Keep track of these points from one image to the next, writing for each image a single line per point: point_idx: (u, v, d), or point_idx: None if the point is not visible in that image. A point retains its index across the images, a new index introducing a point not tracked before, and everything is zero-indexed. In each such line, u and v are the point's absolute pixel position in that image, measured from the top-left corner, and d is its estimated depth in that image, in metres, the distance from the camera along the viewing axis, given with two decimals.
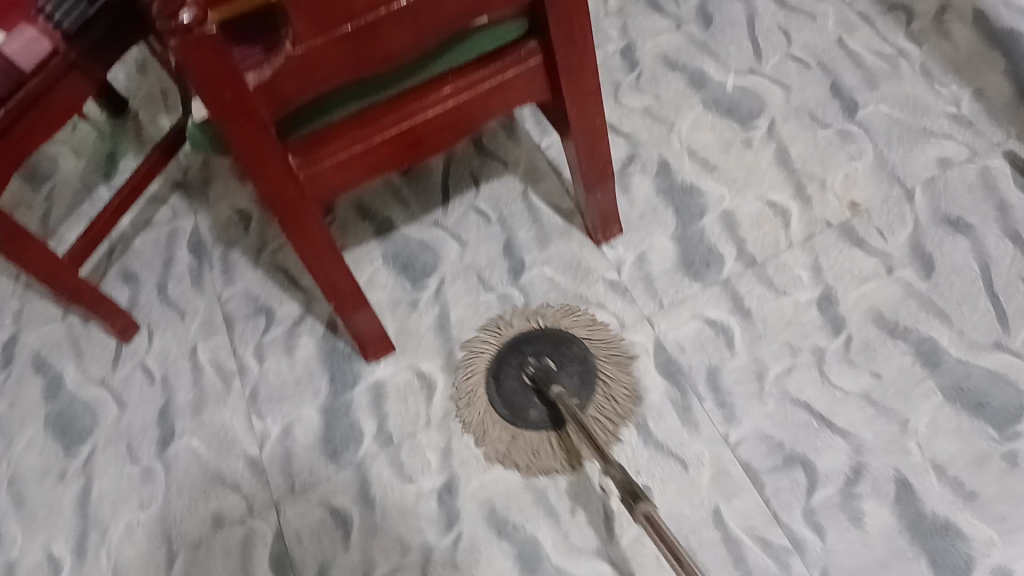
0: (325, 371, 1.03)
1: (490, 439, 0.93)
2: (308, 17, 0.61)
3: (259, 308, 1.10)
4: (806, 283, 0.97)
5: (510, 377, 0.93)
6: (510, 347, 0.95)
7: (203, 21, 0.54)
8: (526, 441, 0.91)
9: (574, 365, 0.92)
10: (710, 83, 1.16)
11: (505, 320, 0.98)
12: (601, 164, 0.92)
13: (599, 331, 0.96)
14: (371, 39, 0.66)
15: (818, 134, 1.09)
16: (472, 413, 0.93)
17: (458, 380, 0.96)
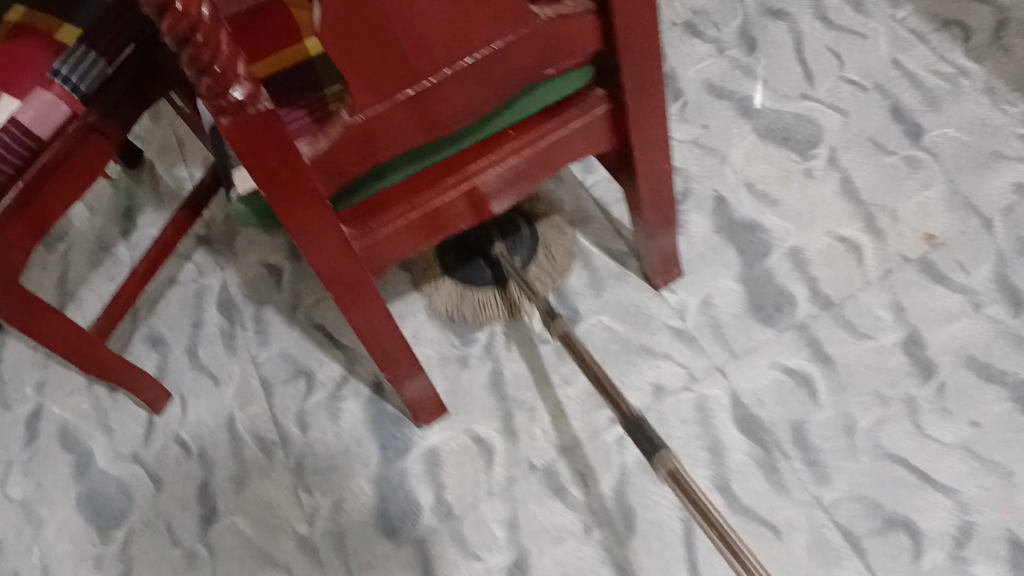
0: (374, 438, 0.97)
1: (441, 297, 1.02)
2: (369, 83, 0.55)
3: (299, 371, 1.03)
4: (889, 324, 0.92)
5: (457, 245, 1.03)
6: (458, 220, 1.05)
7: (256, 97, 0.48)
8: (471, 296, 1.00)
9: (518, 233, 1.02)
10: (761, 110, 1.10)
11: None
12: (665, 209, 0.86)
13: (541, 207, 1.07)
14: (435, 101, 0.60)
15: (882, 161, 1.03)
16: (424, 276, 1.04)
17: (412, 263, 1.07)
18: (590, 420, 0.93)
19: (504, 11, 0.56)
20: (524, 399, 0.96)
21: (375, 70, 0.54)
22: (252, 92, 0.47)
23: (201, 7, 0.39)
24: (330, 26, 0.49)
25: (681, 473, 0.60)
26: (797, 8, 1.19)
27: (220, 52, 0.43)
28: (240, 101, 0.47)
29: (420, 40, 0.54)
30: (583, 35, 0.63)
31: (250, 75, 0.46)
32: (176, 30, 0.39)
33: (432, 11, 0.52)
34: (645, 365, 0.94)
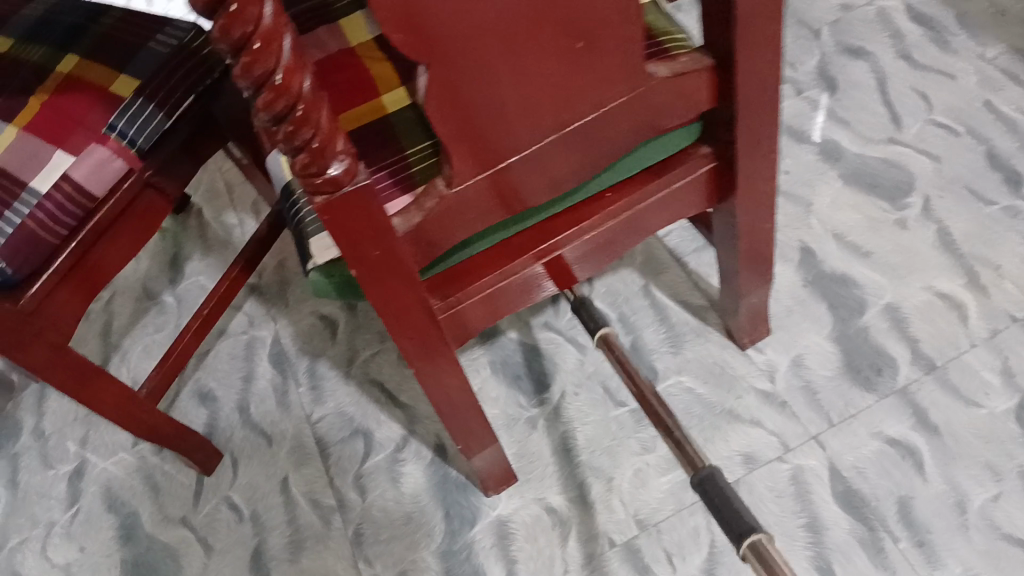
0: (437, 505, 0.90)
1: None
2: (470, 148, 0.51)
3: (356, 431, 0.97)
4: (998, 389, 0.84)
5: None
6: None
7: (353, 172, 0.44)
8: None
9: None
10: (845, 155, 1.04)
11: None
12: (761, 266, 0.81)
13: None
14: (535, 166, 0.56)
15: (981, 212, 0.96)
16: None
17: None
18: (675, 491, 0.86)
19: (616, 71, 0.52)
20: (599, 466, 0.89)
21: (477, 134, 0.50)
22: (349, 168, 0.43)
23: (302, 81, 0.37)
24: (440, 94, 0.46)
25: (615, 345, 0.80)
26: (878, 47, 1.13)
27: (322, 130, 0.40)
28: (337, 179, 0.43)
29: (527, 102, 0.50)
30: (693, 94, 0.59)
31: (348, 150, 0.43)
32: (273, 106, 0.37)
33: (543, 73, 0.49)
34: (733, 432, 0.87)
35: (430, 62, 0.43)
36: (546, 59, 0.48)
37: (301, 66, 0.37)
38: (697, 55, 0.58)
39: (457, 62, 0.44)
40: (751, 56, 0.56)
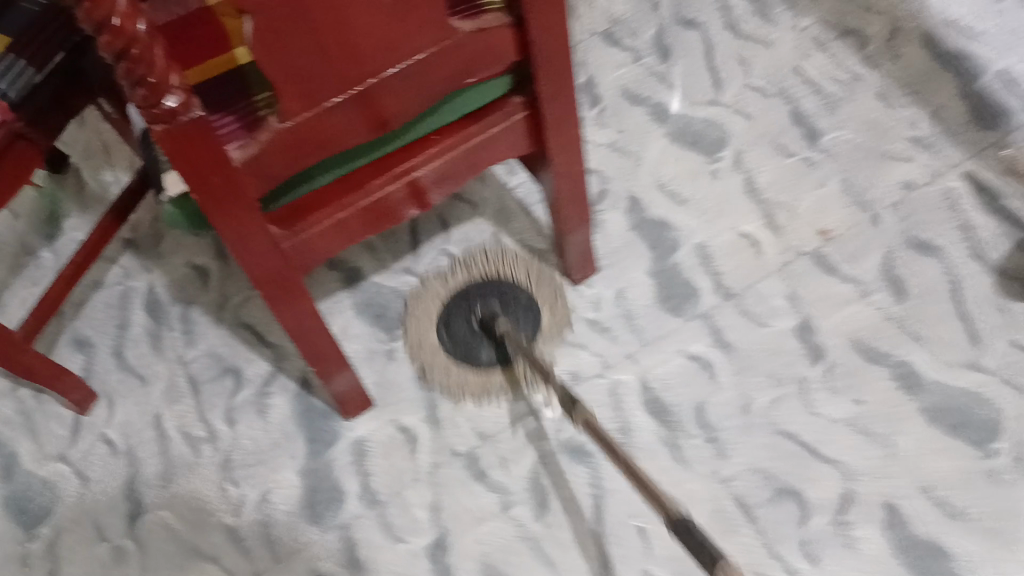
0: (301, 431, 0.99)
1: (441, 374, 0.99)
2: (294, 88, 0.59)
3: (225, 369, 1.05)
4: (783, 311, 0.98)
5: (460, 323, 1.00)
6: (457, 299, 1.02)
7: (187, 104, 0.52)
8: (476, 377, 0.98)
9: (520, 304, 1.02)
10: (672, 114, 1.16)
11: (451, 277, 1.06)
12: (581, 206, 0.92)
13: (534, 272, 1.05)
14: (360, 106, 0.64)
15: (783, 162, 1.09)
16: (435, 365, 1.00)
17: (416, 308, 1.04)
18: (512, 408, 0.97)
19: (421, 24, 0.61)
20: (448, 389, 1.00)
21: (299, 75, 0.58)
22: (184, 101, 0.51)
23: (135, 23, 0.45)
24: (262, 37, 0.54)
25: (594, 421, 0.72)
26: (708, 18, 1.25)
27: (155, 66, 0.48)
28: (173, 109, 0.52)
29: (342, 49, 0.59)
30: (500, 47, 0.69)
31: (182, 86, 0.51)
32: (113, 45, 0.45)
33: (352, 23, 0.57)
34: (563, 355, 0.99)
35: (251, 10, 0.51)
36: (354, 9, 0.56)
37: (135, 10, 0.45)
38: (500, 13, 0.68)
39: (273, 8, 0.52)
40: (539, 9, 0.66)
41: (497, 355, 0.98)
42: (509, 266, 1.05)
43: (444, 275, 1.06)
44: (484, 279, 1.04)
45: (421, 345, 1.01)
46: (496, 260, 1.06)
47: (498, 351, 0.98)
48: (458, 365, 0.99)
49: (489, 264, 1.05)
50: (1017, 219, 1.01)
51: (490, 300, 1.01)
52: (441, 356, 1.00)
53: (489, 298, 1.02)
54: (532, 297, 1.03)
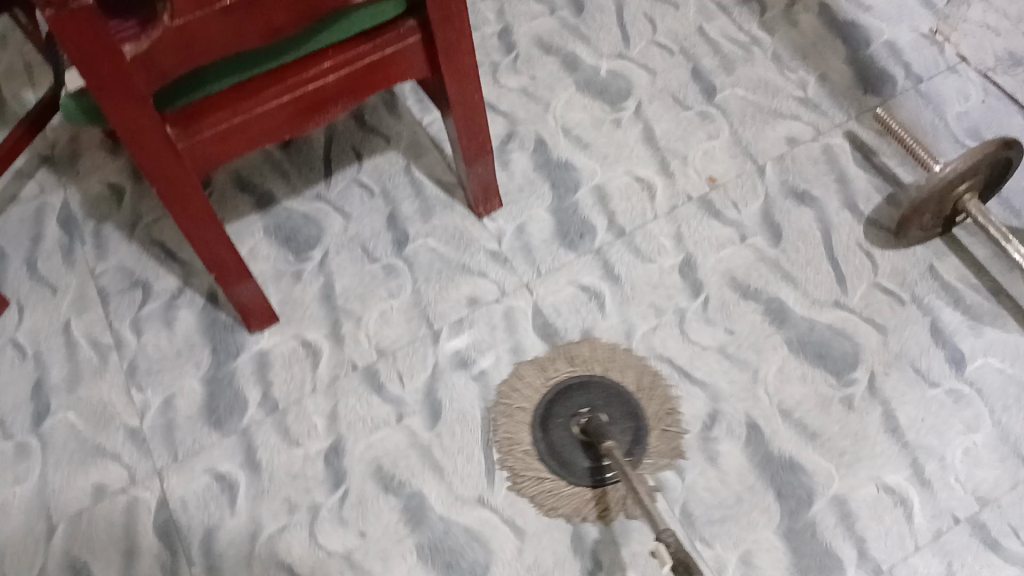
0: (206, 342, 1.03)
1: (531, 484, 0.90)
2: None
3: (136, 282, 1.08)
4: (669, 250, 1.05)
5: (561, 429, 0.92)
6: (558, 397, 0.95)
7: None
8: (569, 491, 0.89)
9: (626, 418, 0.93)
10: (582, 65, 1.22)
11: (552, 366, 0.97)
12: (480, 138, 0.98)
13: (647, 381, 0.96)
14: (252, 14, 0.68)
15: (680, 115, 1.16)
16: (523, 464, 0.91)
17: (511, 401, 0.95)
18: (411, 328, 1.02)
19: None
20: (352, 309, 1.05)
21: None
22: None
23: None
24: None
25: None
26: None
27: None
28: None
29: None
30: None
31: None
32: None
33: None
34: (463, 281, 1.05)
35: None
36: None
37: None
38: None
39: None
40: None
41: (593, 469, 0.90)
42: (619, 362, 0.97)
43: (545, 361, 0.98)
44: (587, 376, 0.96)
45: (510, 440, 0.93)
46: (606, 356, 0.97)
47: (596, 466, 0.90)
48: (551, 475, 0.91)
49: (596, 358, 0.97)
50: (892, 176, 1.09)
51: (596, 407, 0.93)
52: (534, 458, 0.92)
53: (595, 404, 0.93)
54: (641, 411, 0.94)
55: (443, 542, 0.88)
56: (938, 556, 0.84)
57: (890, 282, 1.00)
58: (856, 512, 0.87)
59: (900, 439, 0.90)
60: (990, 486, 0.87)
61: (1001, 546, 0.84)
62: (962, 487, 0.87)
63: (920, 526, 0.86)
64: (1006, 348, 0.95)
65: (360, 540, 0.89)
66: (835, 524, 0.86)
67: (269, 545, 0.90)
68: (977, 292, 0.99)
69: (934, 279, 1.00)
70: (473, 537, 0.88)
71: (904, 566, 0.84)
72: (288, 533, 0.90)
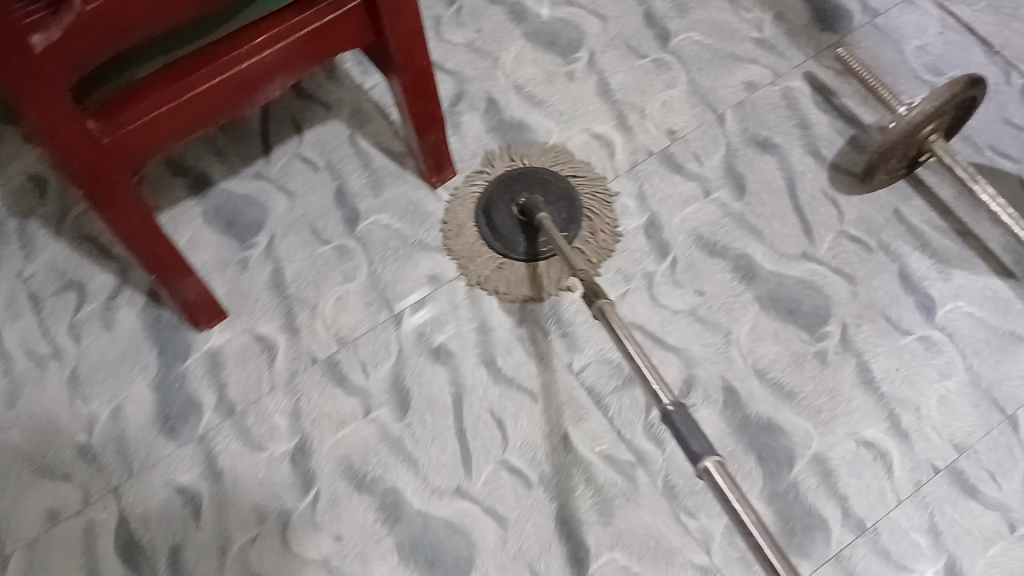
0: (152, 345, 0.98)
1: (477, 265, 0.98)
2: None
3: (69, 283, 1.01)
4: (633, 211, 1.01)
5: (502, 212, 0.99)
6: (500, 188, 1.01)
7: None
8: (513, 269, 0.97)
9: (562, 201, 1.00)
10: (528, 15, 1.16)
11: (494, 163, 1.04)
12: (430, 106, 0.92)
13: (584, 172, 1.03)
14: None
15: (635, 64, 1.11)
16: (471, 252, 0.99)
17: (459, 196, 1.03)
18: (371, 312, 0.98)
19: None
20: (305, 295, 0.99)
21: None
22: None
23: None
24: None
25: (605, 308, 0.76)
26: None
27: None
28: None
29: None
30: None
31: None
32: None
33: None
34: (422, 259, 1.01)
35: None
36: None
37: None
38: None
39: None
40: None
41: (532, 247, 0.97)
42: (557, 157, 1.04)
43: (488, 159, 1.04)
44: (526, 169, 1.03)
45: (457, 230, 1.01)
46: (543, 151, 1.04)
47: (535, 244, 0.97)
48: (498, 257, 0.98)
49: (534, 154, 1.04)
50: (854, 118, 1.05)
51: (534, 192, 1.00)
52: (481, 244, 0.99)
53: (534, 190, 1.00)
54: (578, 197, 1.01)
55: (423, 537, 0.86)
56: (920, 508, 0.84)
57: (857, 231, 0.98)
58: (837, 469, 0.86)
59: (875, 391, 0.89)
60: (966, 433, 0.87)
61: (980, 492, 0.85)
62: (938, 436, 0.87)
63: (901, 479, 0.85)
64: (974, 291, 0.93)
65: (336, 544, 0.86)
66: (818, 484, 0.85)
67: (241, 556, 0.86)
68: (944, 235, 0.97)
69: (901, 224, 0.98)
70: (453, 529, 0.86)
71: (887, 520, 0.84)
72: (259, 543, 0.87)
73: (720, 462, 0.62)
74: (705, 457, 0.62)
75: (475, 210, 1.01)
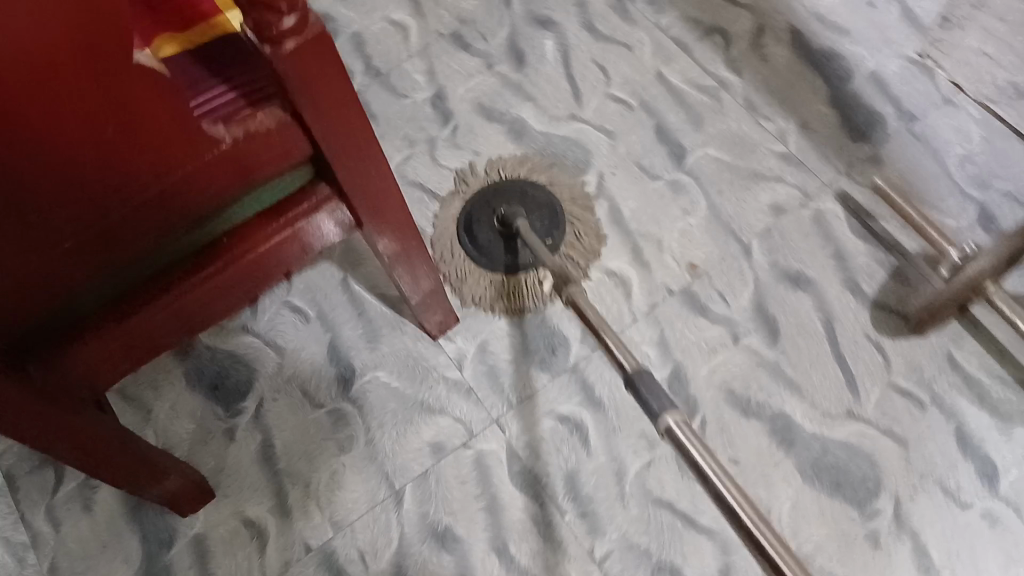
0: (134, 530, 0.90)
1: (467, 285, 0.97)
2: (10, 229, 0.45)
3: (47, 459, 0.94)
4: (655, 362, 0.91)
5: (484, 230, 0.99)
6: (478, 206, 1.01)
7: None
8: (501, 284, 0.97)
9: (542, 211, 0.99)
10: (529, 133, 1.06)
11: (469, 179, 1.03)
12: (422, 271, 0.83)
13: (560, 179, 1.02)
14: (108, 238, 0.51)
15: (648, 188, 1.01)
16: (458, 272, 0.98)
17: (438, 216, 1.02)
18: (370, 490, 0.90)
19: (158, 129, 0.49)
20: (297, 471, 0.91)
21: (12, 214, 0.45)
22: None
23: None
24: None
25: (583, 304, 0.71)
26: (564, 17, 1.13)
27: None
28: None
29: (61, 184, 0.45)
30: (288, 144, 0.55)
31: None
32: None
33: (67, 153, 0.44)
34: (424, 424, 0.92)
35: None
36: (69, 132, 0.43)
37: None
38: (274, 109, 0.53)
39: None
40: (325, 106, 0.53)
41: (519, 260, 0.97)
42: (530, 167, 1.03)
43: (463, 176, 1.03)
44: (503, 183, 1.02)
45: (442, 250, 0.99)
46: (516, 163, 1.03)
47: (520, 256, 0.97)
48: (484, 273, 0.98)
49: (507, 166, 1.03)
50: (894, 244, 0.95)
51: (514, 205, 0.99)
52: (468, 264, 0.98)
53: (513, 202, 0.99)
54: (557, 204, 1.00)
55: None
56: None
57: (906, 382, 0.87)
58: None
59: None
60: None
61: None
62: None
63: None
64: None
65: None
66: None
67: None
68: (1001, 385, 0.87)
69: (955, 373, 0.88)
70: None
71: None
72: None
73: (683, 418, 0.58)
74: (666, 415, 0.58)
75: (456, 229, 1.00)
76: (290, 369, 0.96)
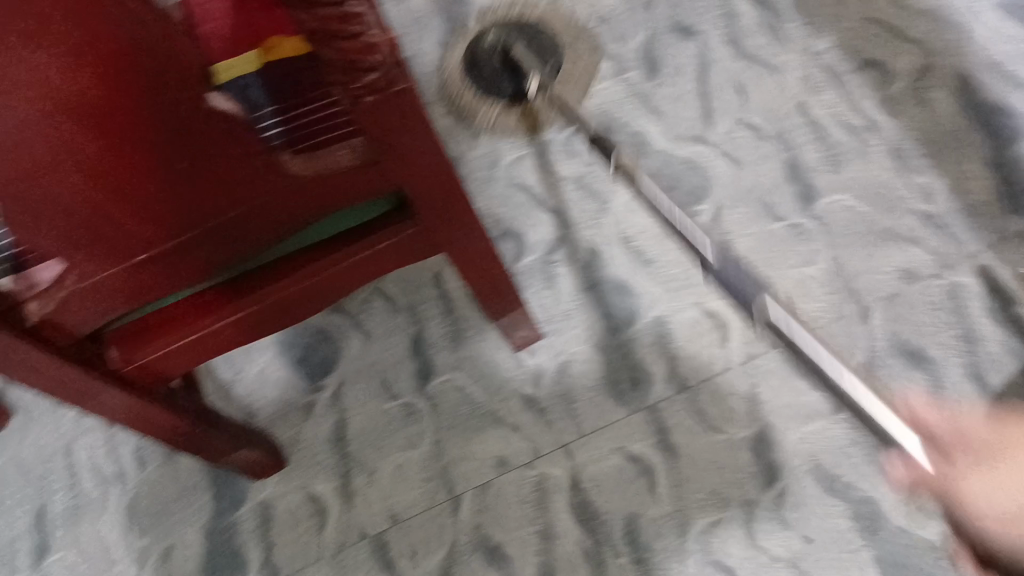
0: (207, 485, 0.94)
1: (477, 117, 1.04)
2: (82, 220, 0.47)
3: None
4: (740, 418, 0.88)
5: (485, 68, 1.06)
6: (477, 50, 1.07)
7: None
8: (504, 109, 1.04)
9: (534, 46, 1.06)
10: (650, 150, 1.01)
11: (467, 29, 1.10)
12: (495, 283, 0.81)
13: (550, 15, 1.09)
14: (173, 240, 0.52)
15: (766, 228, 0.95)
16: (464, 106, 1.05)
17: (442, 65, 1.08)
18: (430, 492, 0.90)
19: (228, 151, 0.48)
20: (364, 457, 0.93)
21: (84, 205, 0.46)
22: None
23: None
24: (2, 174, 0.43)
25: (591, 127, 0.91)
26: (709, 27, 1.06)
27: None
28: None
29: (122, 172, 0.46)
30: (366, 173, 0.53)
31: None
32: None
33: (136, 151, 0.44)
34: (493, 436, 0.91)
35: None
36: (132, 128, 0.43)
37: None
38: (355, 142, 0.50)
39: None
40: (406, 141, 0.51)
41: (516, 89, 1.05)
42: (522, 11, 1.09)
43: (463, 28, 1.10)
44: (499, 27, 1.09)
45: (448, 95, 1.06)
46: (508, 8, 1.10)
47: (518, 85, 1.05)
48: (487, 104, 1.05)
49: (500, 12, 1.10)
50: None
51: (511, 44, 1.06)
52: (471, 98, 1.05)
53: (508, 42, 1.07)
54: (548, 40, 1.07)
55: None
56: None
57: None
58: None
59: None
60: None
61: None
62: None
63: None
64: None
65: None
66: None
67: None
68: None
69: None
70: None
71: None
72: None
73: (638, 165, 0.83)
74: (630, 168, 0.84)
75: (458, 73, 1.07)
76: (372, 356, 0.97)
